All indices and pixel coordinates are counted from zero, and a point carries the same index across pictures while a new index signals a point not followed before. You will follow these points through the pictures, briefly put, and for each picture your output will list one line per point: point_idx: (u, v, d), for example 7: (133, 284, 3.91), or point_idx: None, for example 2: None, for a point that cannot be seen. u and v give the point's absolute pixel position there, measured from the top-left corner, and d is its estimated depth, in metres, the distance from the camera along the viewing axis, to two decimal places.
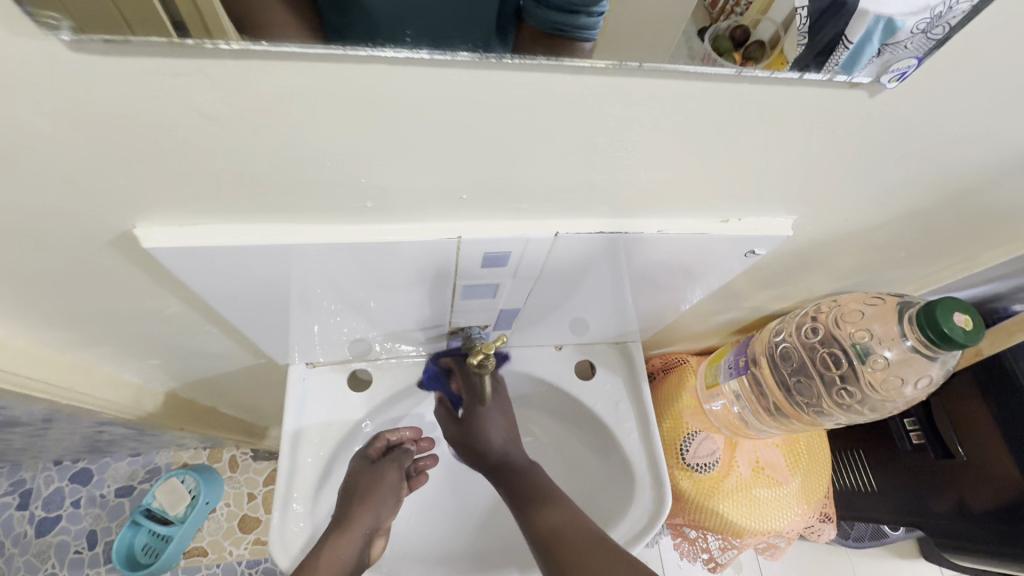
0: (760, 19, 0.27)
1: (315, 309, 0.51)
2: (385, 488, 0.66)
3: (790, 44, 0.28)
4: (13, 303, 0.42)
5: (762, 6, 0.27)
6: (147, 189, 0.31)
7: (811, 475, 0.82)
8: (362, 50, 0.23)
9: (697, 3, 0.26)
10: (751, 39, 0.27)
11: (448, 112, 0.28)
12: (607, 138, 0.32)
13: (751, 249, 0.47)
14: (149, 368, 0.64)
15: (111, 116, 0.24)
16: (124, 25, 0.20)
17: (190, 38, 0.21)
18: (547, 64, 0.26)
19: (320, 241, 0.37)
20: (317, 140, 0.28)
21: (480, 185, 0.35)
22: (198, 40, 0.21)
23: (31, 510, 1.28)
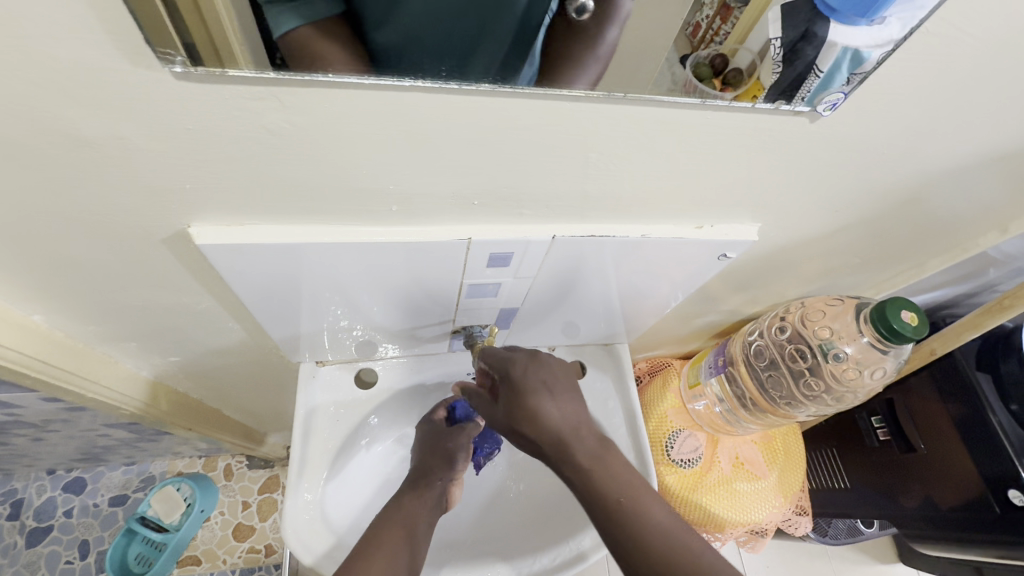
0: (738, 49, 0.34)
1: (330, 309, 0.56)
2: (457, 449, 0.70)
3: (766, 72, 0.34)
4: (59, 295, 0.47)
5: (739, 38, 0.34)
6: (209, 192, 0.36)
7: (787, 470, 0.88)
8: (408, 80, 0.29)
9: (680, 33, 0.33)
10: (730, 67, 0.34)
11: (463, 130, 0.34)
12: (598, 153, 0.38)
13: (723, 253, 0.53)
14: (168, 365, 0.68)
15: (194, 128, 0.30)
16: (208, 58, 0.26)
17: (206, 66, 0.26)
18: (549, 95, 0.32)
19: (344, 241, 0.42)
20: (359, 154, 0.34)
21: (490, 192, 0.41)
22: (211, 67, 0.26)
23: (22, 520, 1.28)
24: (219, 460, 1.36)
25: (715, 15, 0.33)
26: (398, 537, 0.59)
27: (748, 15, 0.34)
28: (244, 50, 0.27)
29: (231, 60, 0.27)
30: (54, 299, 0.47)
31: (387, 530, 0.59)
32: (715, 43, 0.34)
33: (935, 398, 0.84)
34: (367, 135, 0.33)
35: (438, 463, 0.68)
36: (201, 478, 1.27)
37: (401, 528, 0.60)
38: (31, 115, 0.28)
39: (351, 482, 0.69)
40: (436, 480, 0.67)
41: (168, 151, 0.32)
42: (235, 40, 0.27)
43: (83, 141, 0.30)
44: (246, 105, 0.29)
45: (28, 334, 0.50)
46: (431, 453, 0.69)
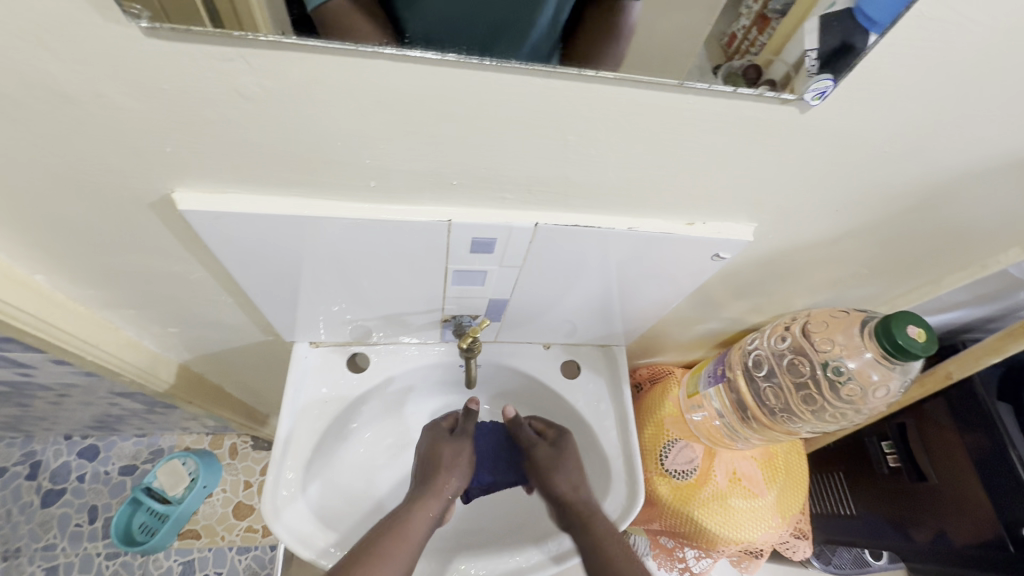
0: (773, 60, 0.33)
1: (320, 289, 0.56)
2: (454, 461, 0.68)
3: (801, 80, 0.34)
4: (58, 255, 0.48)
5: (776, 49, 0.33)
6: (190, 157, 0.37)
7: (787, 490, 0.84)
8: (368, 47, 0.29)
9: (715, 42, 0.32)
10: (764, 78, 0.34)
11: (435, 103, 0.33)
12: (577, 137, 0.37)
13: (717, 254, 0.51)
14: (168, 337, 0.70)
15: (169, 89, 0.31)
16: (205, 19, 0.27)
17: (224, 27, 0.27)
18: (518, 69, 0.32)
19: (324, 216, 0.42)
20: (334, 127, 0.35)
21: (471, 173, 0.40)
22: (230, 29, 0.27)
23: (38, 481, 1.34)
24: (225, 438, 1.39)
25: (751, 26, 0.33)
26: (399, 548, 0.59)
27: (787, 24, 0.33)
28: (266, 20, 0.28)
29: (252, 27, 0.28)
30: (53, 258, 0.49)
31: (393, 539, 0.59)
32: (750, 53, 0.33)
33: (951, 427, 0.78)
34: (339, 103, 0.33)
35: (441, 473, 0.67)
36: (207, 455, 1.31)
37: (402, 535, 0.60)
38: (16, 68, 0.29)
39: (336, 464, 0.71)
40: (440, 485, 0.66)
41: (148, 112, 0.33)
42: (260, 15, 0.28)
43: (66, 96, 0.31)
44: (218, 68, 0.30)
45: (32, 292, 0.52)
46: (436, 462, 0.68)
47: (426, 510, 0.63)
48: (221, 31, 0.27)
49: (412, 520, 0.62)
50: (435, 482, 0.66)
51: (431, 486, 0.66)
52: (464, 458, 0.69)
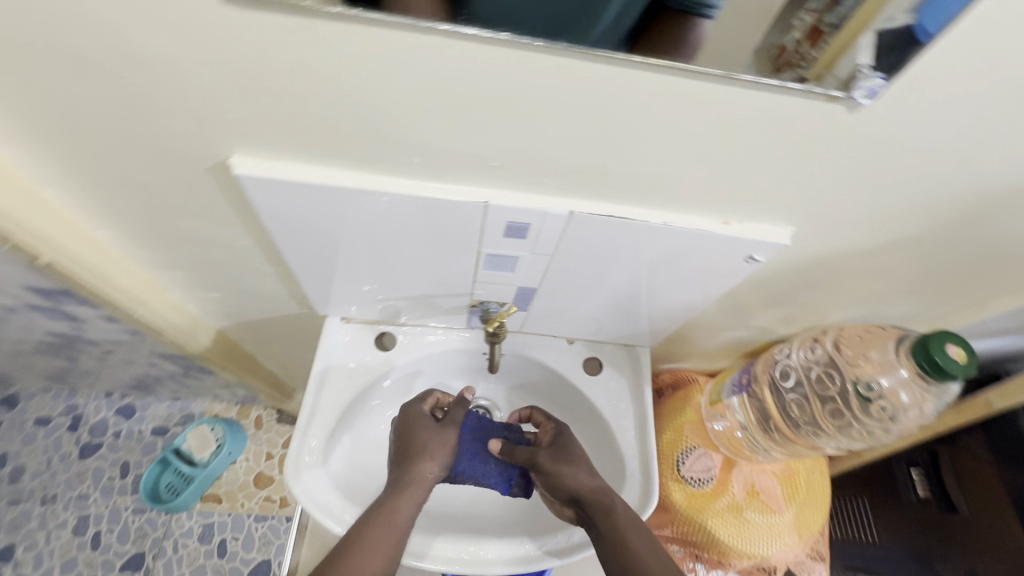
0: (824, 74, 0.34)
1: (356, 265, 0.58)
2: (438, 448, 0.65)
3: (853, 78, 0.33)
4: (119, 213, 0.52)
5: (828, 64, 0.34)
6: (248, 123, 0.39)
7: (807, 509, 0.82)
8: (425, 23, 0.31)
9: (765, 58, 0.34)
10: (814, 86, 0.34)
11: (483, 83, 0.35)
12: (619, 126, 0.38)
13: (751, 256, 0.51)
14: (210, 302, 0.73)
15: (237, 56, 0.33)
16: None
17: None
18: (567, 53, 0.32)
19: (368, 190, 0.44)
20: (386, 100, 0.36)
21: (511, 156, 0.41)
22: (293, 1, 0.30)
23: (78, 433, 1.41)
24: (251, 410, 1.45)
25: (803, 44, 0.35)
26: (379, 541, 0.57)
27: (842, 40, 0.34)
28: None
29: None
30: (115, 215, 0.52)
31: (372, 531, 0.57)
32: (799, 67, 0.34)
33: (988, 461, 0.73)
34: (392, 78, 0.34)
35: (424, 460, 0.63)
36: (233, 423, 1.36)
37: (381, 528, 0.58)
38: (106, 26, 0.32)
39: (358, 436, 0.73)
40: (423, 472, 0.63)
41: (217, 77, 0.35)
42: None
43: (145, 58, 0.34)
44: (284, 37, 0.32)
45: (93, 246, 0.55)
46: (417, 448, 0.64)
47: (405, 499, 0.60)
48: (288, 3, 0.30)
49: (393, 511, 0.59)
50: (415, 469, 0.62)
51: (413, 473, 0.62)
52: (447, 445, 0.66)
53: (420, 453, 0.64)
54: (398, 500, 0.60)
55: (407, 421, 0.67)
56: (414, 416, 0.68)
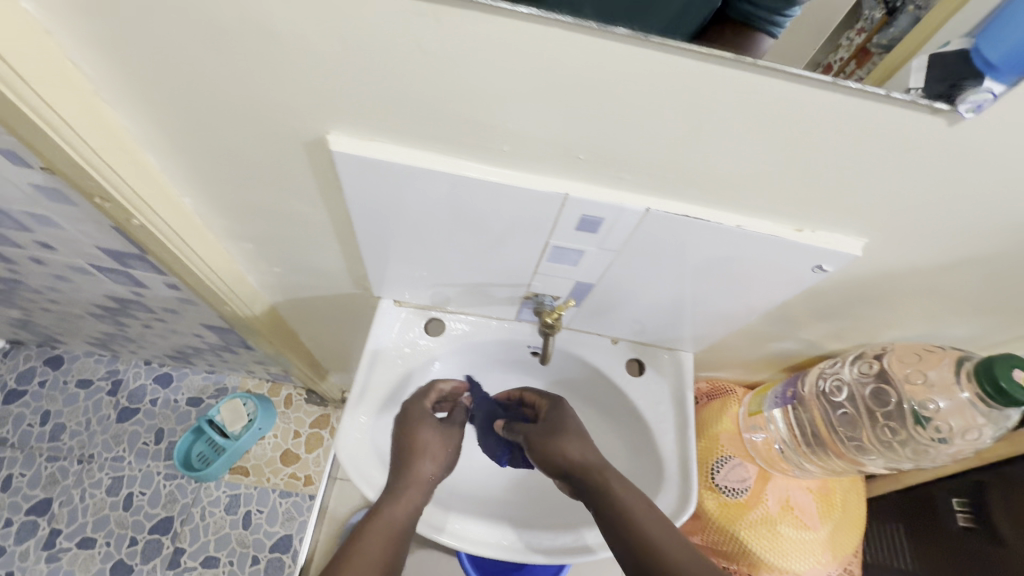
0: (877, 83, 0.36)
1: (421, 250, 0.60)
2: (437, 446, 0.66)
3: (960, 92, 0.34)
4: (208, 182, 0.54)
5: (881, 78, 0.36)
6: (353, 102, 0.41)
7: (841, 528, 0.81)
8: (550, 15, 0.32)
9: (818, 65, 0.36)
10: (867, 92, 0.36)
11: (588, 75, 0.36)
12: (712, 125, 0.39)
13: (819, 266, 0.51)
14: (270, 276, 0.76)
15: (360, 36, 0.35)
16: None
17: None
18: (677, 50, 0.34)
19: (454, 175, 0.45)
20: (489, 87, 0.38)
21: (599, 149, 0.42)
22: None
23: (117, 398, 1.46)
24: (282, 388, 1.48)
25: (853, 59, 0.38)
26: (381, 538, 0.57)
27: (892, 60, 0.36)
28: None
29: None
30: (203, 184, 0.55)
31: (374, 530, 0.57)
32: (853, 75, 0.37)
33: None
34: (503, 66, 0.36)
35: (423, 458, 0.64)
36: (265, 399, 1.40)
37: (384, 526, 0.58)
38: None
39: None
40: (423, 471, 0.64)
41: (335, 55, 0.37)
42: None
43: (274, 34, 0.36)
44: (410, 21, 0.34)
45: (179, 213, 0.58)
46: (416, 447, 0.65)
47: (406, 499, 0.61)
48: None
49: (395, 509, 0.60)
50: (413, 470, 0.63)
51: (413, 471, 0.63)
52: (445, 443, 0.67)
53: (420, 453, 0.65)
54: (396, 504, 0.60)
55: (408, 420, 0.68)
56: (415, 413, 0.69)
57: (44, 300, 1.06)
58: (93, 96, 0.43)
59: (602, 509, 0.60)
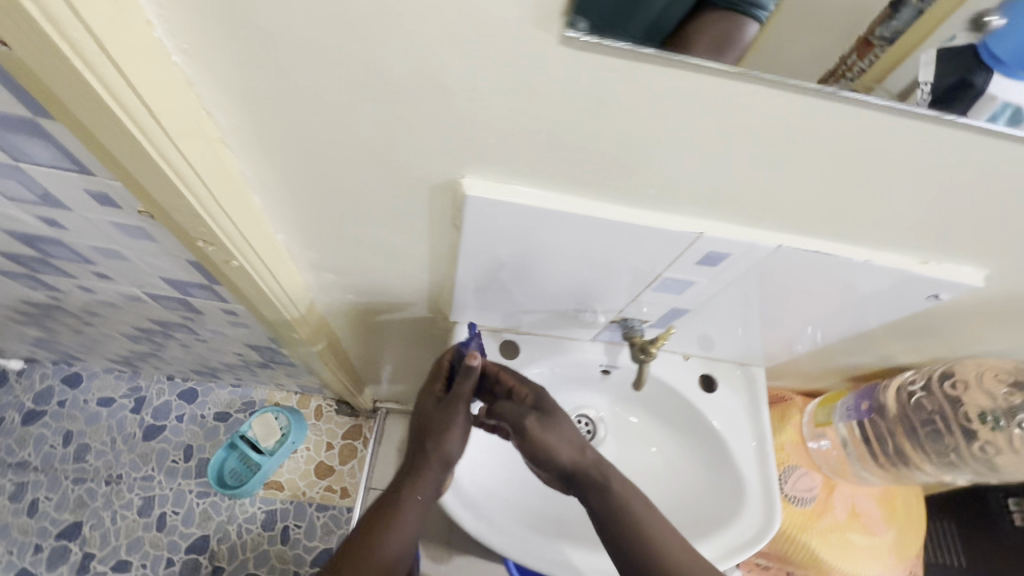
0: (874, 88, 0.33)
1: (519, 281, 0.59)
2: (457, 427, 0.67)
3: None
4: (309, 221, 0.52)
5: (875, 81, 0.34)
6: (503, 150, 0.39)
7: (905, 532, 0.83)
8: (764, 77, 0.32)
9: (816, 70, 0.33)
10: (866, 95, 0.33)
11: (769, 125, 0.35)
12: (876, 169, 0.38)
13: (935, 294, 0.52)
14: (340, 301, 0.74)
15: (539, 89, 0.33)
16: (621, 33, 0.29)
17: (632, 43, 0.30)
18: (873, 103, 0.33)
19: (588, 215, 0.44)
20: (657, 136, 0.37)
21: (748, 192, 0.42)
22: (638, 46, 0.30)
23: (141, 415, 1.42)
24: (312, 399, 1.46)
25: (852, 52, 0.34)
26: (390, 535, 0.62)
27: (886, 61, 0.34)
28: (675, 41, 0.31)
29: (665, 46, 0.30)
30: (302, 221, 0.52)
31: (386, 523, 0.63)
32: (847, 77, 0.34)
33: None
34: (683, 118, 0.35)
35: (433, 443, 0.67)
36: (297, 413, 1.37)
37: (394, 520, 0.63)
38: (420, 55, 0.32)
39: (474, 460, 0.76)
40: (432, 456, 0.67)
41: (501, 107, 0.35)
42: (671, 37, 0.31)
43: (444, 88, 0.34)
44: (602, 76, 0.32)
45: (274, 249, 0.56)
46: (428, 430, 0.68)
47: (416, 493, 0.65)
48: (639, 46, 0.30)
49: (404, 503, 0.64)
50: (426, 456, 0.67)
51: (425, 459, 0.67)
52: (450, 426, 0.67)
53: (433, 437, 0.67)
54: (410, 494, 0.65)
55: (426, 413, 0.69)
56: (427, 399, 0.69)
57: (78, 324, 1.02)
58: (217, 141, 0.40)
59: (598, 507, 0.62)
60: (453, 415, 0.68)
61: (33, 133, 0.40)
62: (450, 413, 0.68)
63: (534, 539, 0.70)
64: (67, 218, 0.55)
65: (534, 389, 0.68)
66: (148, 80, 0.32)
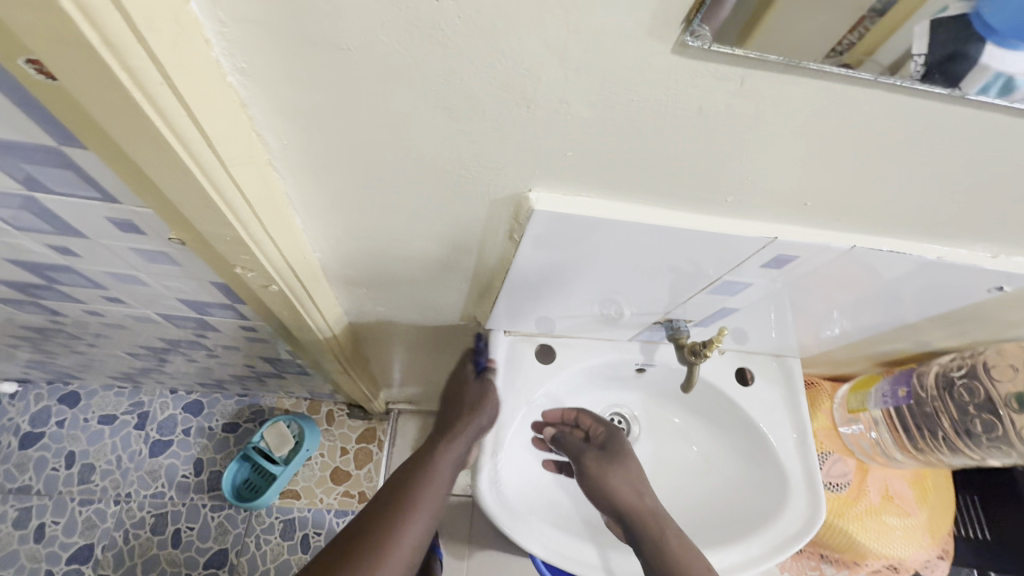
0: (864, 60, 0.28)
1: (566, 287, 0.58)
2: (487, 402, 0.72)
3: None
4: (350, 238, 0.49)
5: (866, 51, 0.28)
6: (580, 162, 0.36)
7: (936, 510, 0.85)
8: (882, 80, 0.28)
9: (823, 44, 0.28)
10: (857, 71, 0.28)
11: (875, 130, 0.33)
12: (973, 170, 0.36)
13: (998, 285, 0.51)
14: (369, 313, 0.71)
15: (634, 100, 0.30)
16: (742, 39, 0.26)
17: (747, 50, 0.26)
18: (994, 106, 0.30)
19: (659, 224, 0.42)
20: (750, 145, 0.34)
21: (830, 195, 0.40)
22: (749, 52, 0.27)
23: (146, 431, 1.37)
24: (322, 405, 1.43)
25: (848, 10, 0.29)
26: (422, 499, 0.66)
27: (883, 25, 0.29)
28: (789, 41, 0.27)
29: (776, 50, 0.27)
30: (342, 239, 0.49)
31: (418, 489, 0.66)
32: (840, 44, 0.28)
33: None
34: (784, 127, 0.32)
35: (467, 412, 0.71)
36: (309, 420, 1.34)
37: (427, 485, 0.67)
38: (507, 67, 0.28)
39: (515, 468, 0.74)
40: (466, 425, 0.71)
41: (588, 120, 0.32)
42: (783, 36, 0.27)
43: (531, 101, 0.31)
44: (707, 85, 0.29)
45: (309, 268, 0.52)
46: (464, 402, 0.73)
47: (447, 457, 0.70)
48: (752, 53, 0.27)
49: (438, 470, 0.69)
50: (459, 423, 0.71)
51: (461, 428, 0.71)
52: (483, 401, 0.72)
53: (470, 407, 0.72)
54: (444, 457, 0.70)
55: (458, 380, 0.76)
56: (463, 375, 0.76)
57: (80, 345, 0.97)
58: (266, 164, 0.37)
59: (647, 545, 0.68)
60: (488, 387, 0.72)
61: (56, 163, 0.36)
62: (483, 386, 0.73)
63: (585, 545, 0.68)
64: (81, 246, 0.51)
65: (610, 430, 0.77)
66: (206, 108, 0.28)
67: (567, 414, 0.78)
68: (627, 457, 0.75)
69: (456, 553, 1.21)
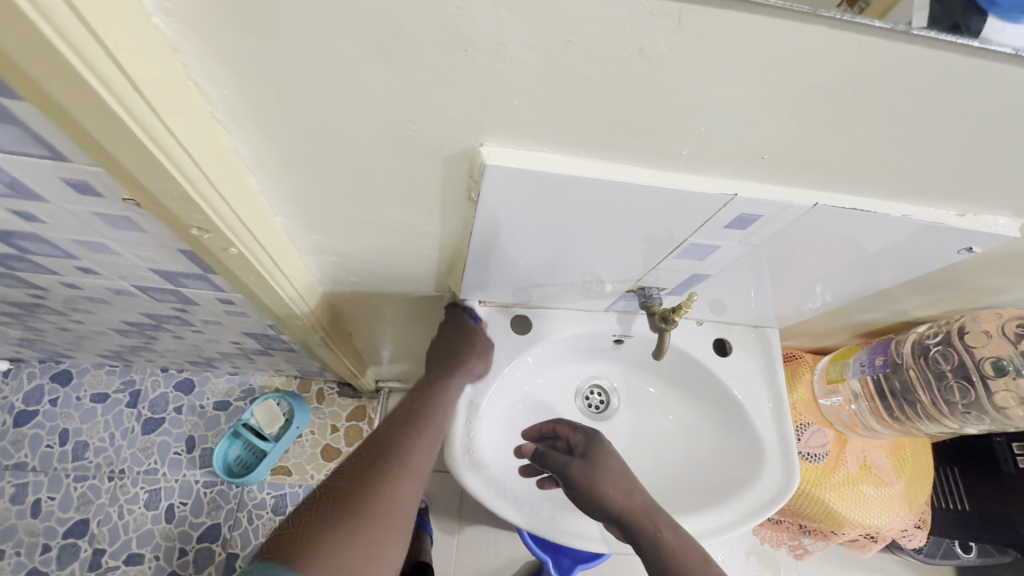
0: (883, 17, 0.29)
1: (533, 253, 0.57)
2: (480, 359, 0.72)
3: None
4: (311, 201, 0.48)
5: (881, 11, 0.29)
6: (529, 113, 0.35)
7: (914, 481, 0.86)
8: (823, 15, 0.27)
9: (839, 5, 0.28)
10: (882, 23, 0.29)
11: (827, 74, 0.32)
12: (933, 119, 0.35)
13: (967, 247, 0.51)
14: (343, 284, 0.71)
15: (575, 41, 0.29)
16: None
17: None
18: (949, 44, 0.29)
19: (614, 180, 0.41)
20: (700, 92, 0.33)
21: (788, 148, 0.39)
22: None
23: (138, 409, 1.39)
24: (313, 383, 1.44)
25: None
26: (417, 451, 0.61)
27: None
28: None
29: None
30: (303, 202, 0.49)
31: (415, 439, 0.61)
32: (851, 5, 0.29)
33: None
34: (732, 70, 0.31)
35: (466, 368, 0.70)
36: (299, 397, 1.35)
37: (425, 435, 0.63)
38: (442, 6, 0.28)
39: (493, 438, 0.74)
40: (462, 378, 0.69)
41: (532, 65, 0.31)
42: None
43: (469, 43, 0.30)
44: (647, 22, 0.28)
45: (271, 232, 0.52)
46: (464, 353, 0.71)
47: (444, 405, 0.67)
48: None
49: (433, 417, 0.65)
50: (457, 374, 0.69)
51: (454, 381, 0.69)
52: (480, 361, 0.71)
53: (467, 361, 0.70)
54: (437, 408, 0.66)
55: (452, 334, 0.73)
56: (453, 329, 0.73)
57: (65, 321, 0.98)
58: (208, 116, 0.36)
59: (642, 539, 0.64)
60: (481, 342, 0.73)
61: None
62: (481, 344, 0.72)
63: (561, 513, 0.69)
64: (41, 210, 0.50)
65: (589, 435, 0.73)
66: (129, 49, 0.28)
67: (544, 427, 0.76)
68: (610, 457, 0.70)
69: (444, 528, 1.22)
